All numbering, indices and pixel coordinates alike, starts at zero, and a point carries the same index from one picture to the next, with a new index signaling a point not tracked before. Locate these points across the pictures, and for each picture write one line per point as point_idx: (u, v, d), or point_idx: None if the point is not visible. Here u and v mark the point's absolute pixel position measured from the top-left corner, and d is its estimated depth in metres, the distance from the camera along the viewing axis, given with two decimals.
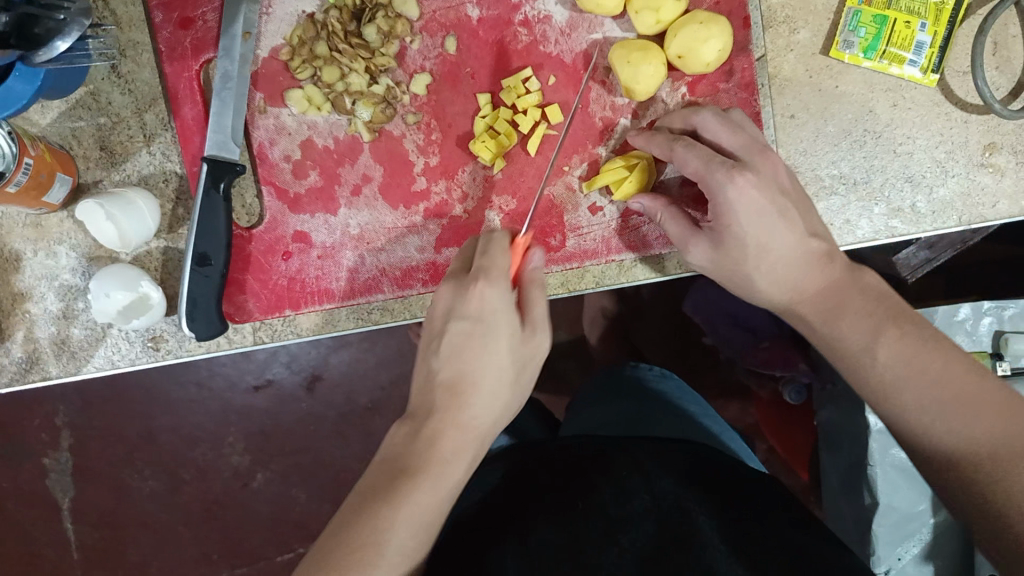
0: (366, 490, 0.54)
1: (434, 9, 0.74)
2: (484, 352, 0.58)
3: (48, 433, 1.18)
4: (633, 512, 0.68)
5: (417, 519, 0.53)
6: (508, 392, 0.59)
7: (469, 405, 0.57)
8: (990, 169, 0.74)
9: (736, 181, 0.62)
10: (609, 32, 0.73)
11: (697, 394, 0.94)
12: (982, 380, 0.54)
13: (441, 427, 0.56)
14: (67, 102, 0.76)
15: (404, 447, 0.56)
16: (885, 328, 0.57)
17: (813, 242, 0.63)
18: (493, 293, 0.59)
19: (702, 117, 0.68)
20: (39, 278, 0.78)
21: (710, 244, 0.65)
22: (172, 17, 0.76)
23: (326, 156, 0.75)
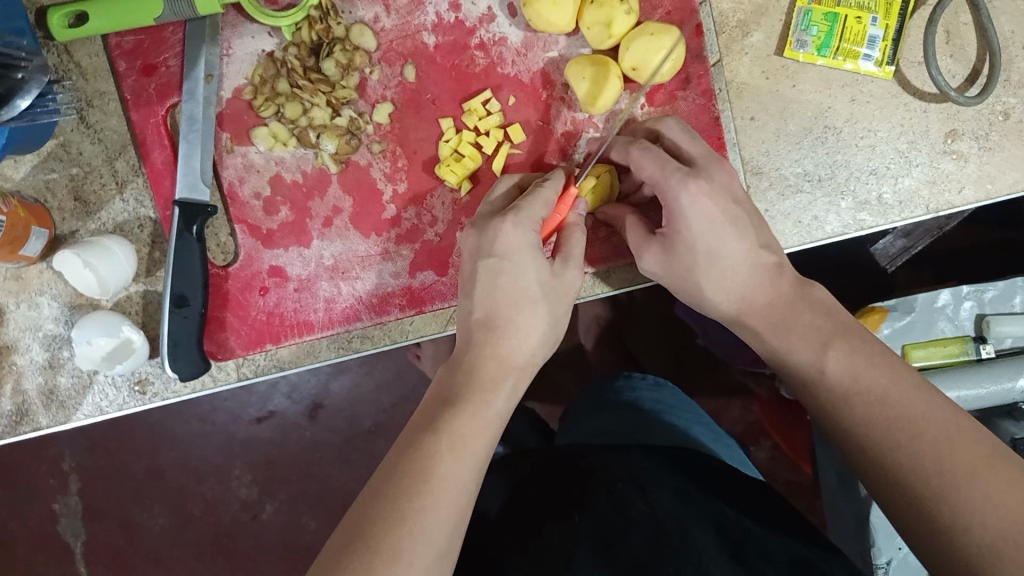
0: (414, 432, 0.57)
1: (392, 38, 0.75)
2: (518, 287, 0.62)
3: (57, 477, 1.18)
4: (635, 509, 0.66)
5: (462, 448, 0.55)
6: (548, 322, 0.63)
7: (506, 339, 0.61)
8: (953, 155, 0.75)
9: (691, 188, 0.63)
10: (564, 49, 0.75)
11: (692, 400, 0.93)
12: (930, 397, 0.55)
13: (478, 365, 0.60)
14: (38, 156, 0.77)
15: (452, 386, 0.60)
16: (833, 343, 0.59)
17: (764, 254, 0.65)
18: (519, 229, 0.62)
19: (667, 125, 0.68)
20: (23, 330, 0.79)
21: (661, 250, 0.67)
22: (136, 64, 0.77)
23: (295, 190, 0.76)
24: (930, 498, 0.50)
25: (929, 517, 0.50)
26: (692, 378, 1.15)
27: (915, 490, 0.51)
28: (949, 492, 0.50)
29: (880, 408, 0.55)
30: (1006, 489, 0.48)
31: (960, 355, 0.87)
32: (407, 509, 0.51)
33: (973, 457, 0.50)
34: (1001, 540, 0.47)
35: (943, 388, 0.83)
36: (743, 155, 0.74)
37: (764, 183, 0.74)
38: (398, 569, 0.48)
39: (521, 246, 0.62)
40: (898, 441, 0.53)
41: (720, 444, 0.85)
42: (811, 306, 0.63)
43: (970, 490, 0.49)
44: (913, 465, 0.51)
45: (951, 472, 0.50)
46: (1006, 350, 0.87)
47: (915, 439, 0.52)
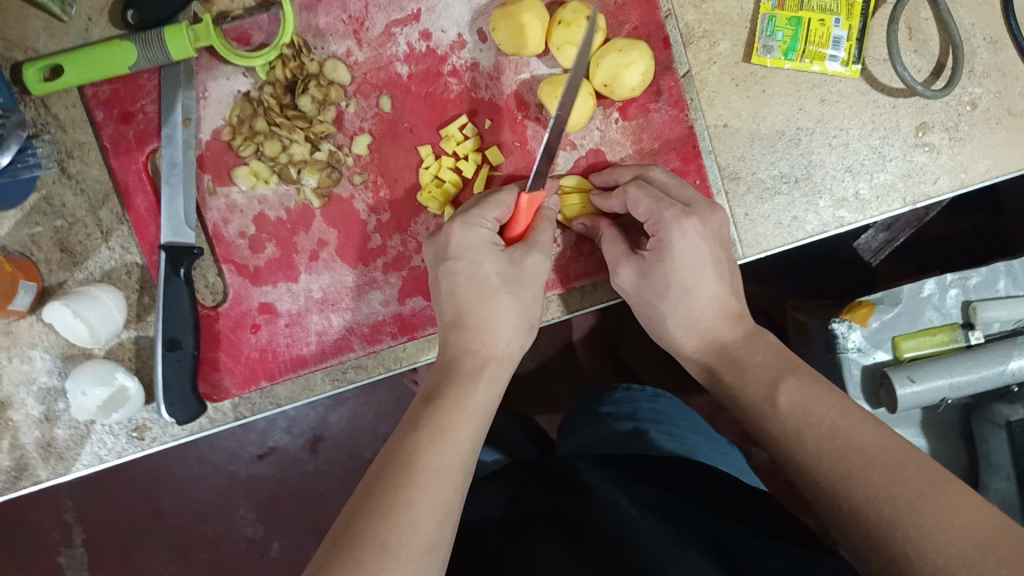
0: (398, 433, 0.59)
1: (365, 71, 0.76)
2: (476, 286, 0.65)
3: (59, 530, 1.17)
4: (631, 517, 0.68)
5: (445, 438, 0.57)
6: (520, 316, 0.66)
7: (473, 333, 0.64)
8: (925, 148, 0.76)
9: (684, 223, 0.66)
10: (536, 70, 0.76)
11: (673, 400, 0.95)
12: (878, 428, 0.56)
13: (453, 367, 0.63)
14: (22, 210, 0.77)
15: (431, 387, 0.62)
16: (783, 380, 0.62)
17: (731, 300, 0.69)
18: (466, 230, 0.65)
19: (655, 172, 0.71)
20: (18, 385, 0.79)
21: (637, 271, 0.69)
22: (113, 113, 0.78)
23: (280, 227, 0.77)
24: (882, 525, 0.51)
25: (886, 545, 0.50)
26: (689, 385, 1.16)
27: (868, 519, 0.51)
28: (902, 516, 0.50)
29: (832, 440, 0.56)
30: (956, 509, 0.49)
31: (950, 343, 0.87)
32: (394, 500, 0.52)
33: (925, 481, 0.51)
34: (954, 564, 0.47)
35: (937, 377, 0.83)
36: (720, 162, 0.76)
37: (742, 187, 0.75)
38: (387, 559, 0.49)
39: (471, 242, 0.65)
40: (847, 471, 0.54)
41: (718, 456, 0.85)
42: (765, 350, 0.66)
43: (923, 512, 0.49)
44: (867, 491, 0.52)
45: (897, 501, 0.51)
46: (994, 334, 0.88)
47: (868, 468, 0.53)
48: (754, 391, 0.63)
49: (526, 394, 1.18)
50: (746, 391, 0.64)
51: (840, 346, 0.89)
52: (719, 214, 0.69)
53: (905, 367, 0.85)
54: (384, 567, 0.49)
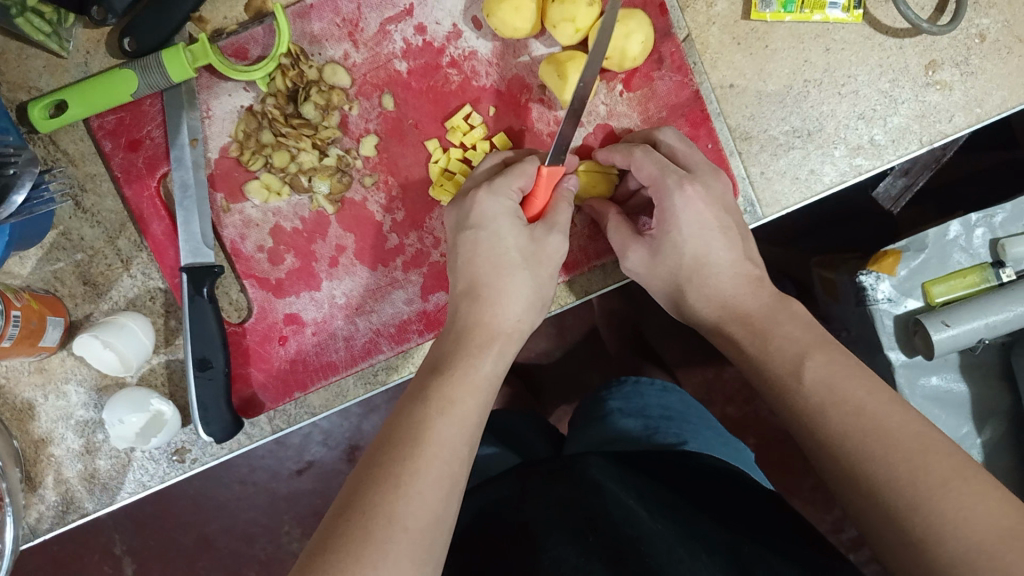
0: (409, 400, 0.58)
1: (365, 71, 0.76)
2: (499, 257, 0.65)
3: (110, 564, 1.18)
4: (649, 525, 0.67)
5: (455, 412, 0.57)
6: (532, 286, 0.66)
7: (487, 305, 0.64)
8: (937, 86, 0.75)
9: (686, 190, 0.66)
10: (535, 51, 0.76)
11: (684, 393, 0.94)
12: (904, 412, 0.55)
13: (463, 339, 0.63)
14: (42, 248, 0.78)
15: (442, 357, 0.62)
16: (810, 354, 0.60)
17: (748, 265, 0.69)
18: (491, 201, 0.65)
19: (665, 132, 0.72)
20: (56, 421, 0.80)
21: (648, 250, 0.70)
22: (120, 142, 0.78)
23: (297, 237, 0.77)
24: (904, 508, 0.51)
25: (905, 529, 0.50)
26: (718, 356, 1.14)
27: (890, 501, 0.52)
28: (922, 502, 0.50)
29: (856, 419, 0.55)
30: (979, 501, 0.49)
31: (981, 284, 0.86)
32: (404, 467, 0.52)
33: (947, 467, 0.51)
34: (974, 551, 0.47)
35: (974, 319, 0.81)
36: (730, 123, 0.75)
37: (756, 147, 0.75)
38: (396, 529, 0.49)
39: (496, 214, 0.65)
40: (871, 451, 0.54)
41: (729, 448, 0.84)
42: (790, 320, 0.64)
43: (945, 499, 0.49)
44: (890, 471, 0.52)
45: (925, 484, 0.51)
46: None
47: (890, 450, 0.53)
48: (779, 366, 0.61)
49: (556, 382, 1.17)
50: (771, 364, 0.62)
51: (870, 299, 0.88)
52: (722, 180, 0.69)
53: (939, 312, 0.83)
54: (392, 538, 0.48)
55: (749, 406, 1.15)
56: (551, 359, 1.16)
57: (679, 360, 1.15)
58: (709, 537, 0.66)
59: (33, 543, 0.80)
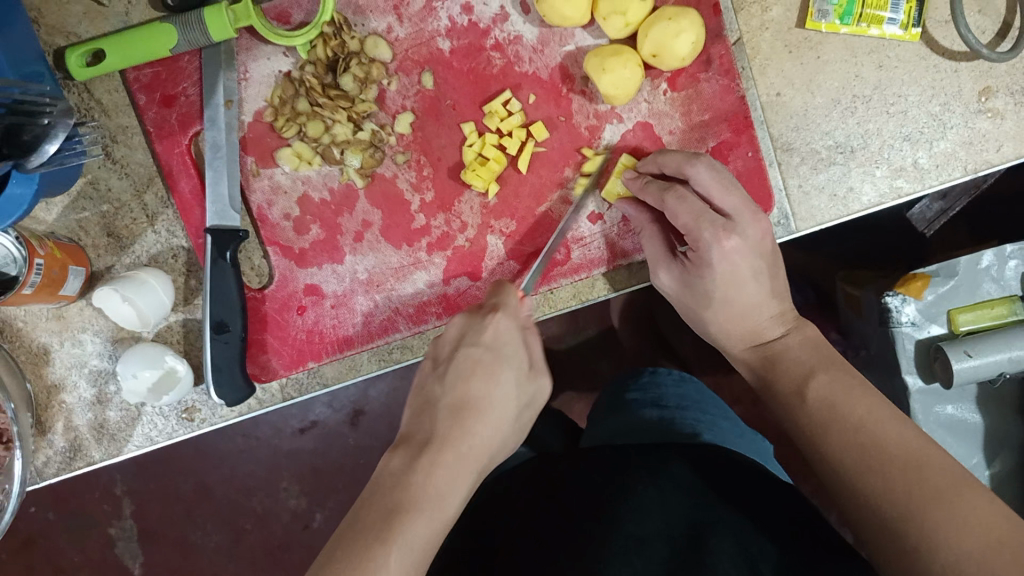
0: (368, 514, 0.57)
1: (407, 47, 0.75)
2: (492, 381, 0.65)
3: (109, 503, 1.18)
4: (650, 530, 0.69)
5: (411, 559, 0.54)
6: (510, 425, 0.66)
7: (470, 433, 0.63)
8: (989, 114, 0.73)
9: (723, 245, 0.67)
10: (581, 41, 0.74)
11: (710, 390, 0.93)
12: (902, 425, 0.58)
13: (436, 462, 0.60)
14: (68, 196, 0.77)
15: (435, 430, 0.63)
16: (816, 373, 0.65)
17: (774, 304, 0.70)
18: (503, 324, 0.67)
19: (697, 170, 0.68)
20: (69, 368, 0.80)
21: (679, 277, 0.72)
22: (155, 96, 0.78)
23: (324, 208, 0.76)
24: (898, 520, 0.53)
25: (899, 536, 0.53)
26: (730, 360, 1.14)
27: (886, 513, 0.54)
28: (915, 513, 0.52)
29: (854, 434, 0.58)
30: (971, 514, 0.50)
31: (1008, 317, 0.85)
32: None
33: (942, 481, 0.53)
34: (964, 561, 0.49)
35: (997, 351, 0.80)
36: (773, 132, 0.74)
37: (796, 159, 0.74)
38: None
39: (508, 341, 0.67)
40: (870, 465, 0.56)
41: (744, 441, 0.84)
42: (800, 344, 0.69)
43: (938, 512, 0.51)
44: (888, 485, 0.55)
45: (922, 494, 0.53)
46: None
47: (887, 463, 0.56)
48: (786, 385, 0.66)
49: (565, 369, 1.17)
50: (779, 383, 0.67)
51: (893, 321, 0.87)
52: (762, 226, 0.69)
53: (962, 341, 0.82)
54: None
55: (756, 409, 1.15)
56: (564, 346, 1.15)
57: (691, 359, 1.14)
58: (714, 521, 0.69)
59: (39, 486, 0.81)
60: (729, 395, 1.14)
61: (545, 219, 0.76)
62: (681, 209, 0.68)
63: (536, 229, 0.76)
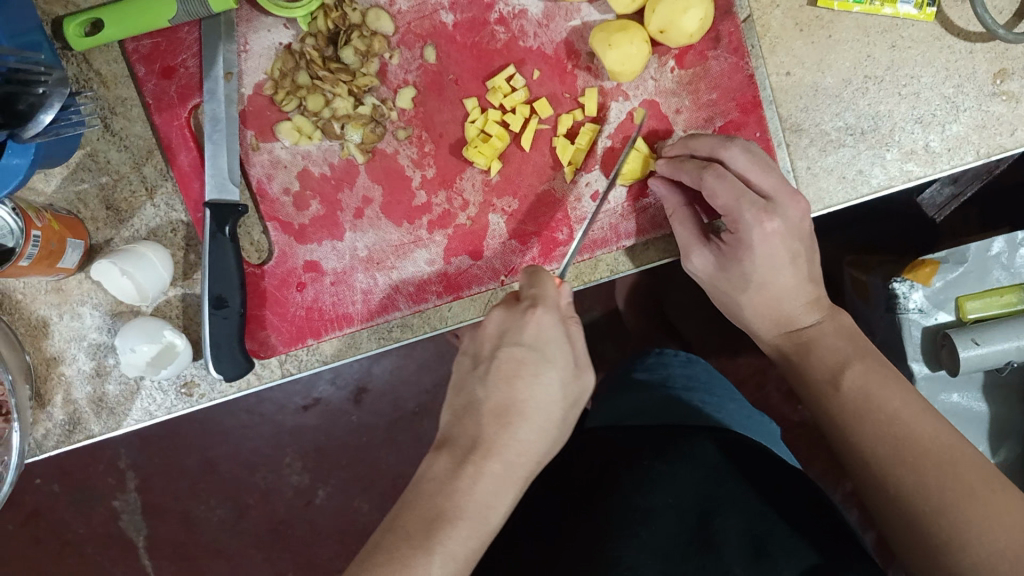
0: (410, 520, 0.58)
1: (409, 20, 0.73)
2: (535, 383, 0.63)
3: (114, 476, 1.19)
4: (657, 504, 0.69)
5: (452, 569, 0.56)
6: (558, 423, 0.65)
7: (511, 435, 0.62)
8: (1003, 96, 0.72)
9: (765, 226, 0.65)
10: (587, 16, 0.73)
11: (719, 373, 0.92)
12: (936, 421, 0.58)
13: (482, 470, 0.60)
14: (68, 167, 0.77)
15: (476, 431, 0.62)
16: (851, 364, 0.64)
17: (808, 288, 0.69)
18: (546, 322, 0.65)
19: (732, 153, 0.67)
20: (68, 341, 0.80)
21: (714, 260, 0.70)
22: (154, 68, 0.77)
23: (324, 183, 0.75)
24: (928, 514, 0.53)
25: (928, 530, 0.53)
26: (736, 342, 1.13)
27: (915, 507, 0.54)
28: (948, 509, 0.53)
29: (888, 426, 0.58)
30: (1005, 511, 0.51)
31: (1018, 305, 0.83)
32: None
33: (975, 477, 0.53)
34: (996, 559, 0.50)
35: (1005, 339, 0.79)
36: (781, 113, 0.72)
37: (805, 140, 0.72)
38: None
39: (551, 341, 0.64)
40: (902, 458, 0.56)
41: (753, 424, 0.83)
42: (836, 331, 0.68)
43: (971, 509, 0.52)
44: (920, 479, 0.54)
45: (954, 491, 0.53)
46: None
47: (918, 456, 0.55)
48: (820, 373, 0.65)
49: None
50: (813, 370, 0.66)
51: (900, 306, 0.86)
52: (801, 208, 0.67)
53: (970, 329, 0.81)
54: None
55: (761, 392, 1.14)
56: None
57: (697, 342, 1.13)
58: (722, 505, 0.68)
59: (38, 458, 0.81)
60: (734, 379, 1.13)
61: (548, 197, 0.75)
62: (721, 187, 0.66)
63: (538, 208, 0.75)
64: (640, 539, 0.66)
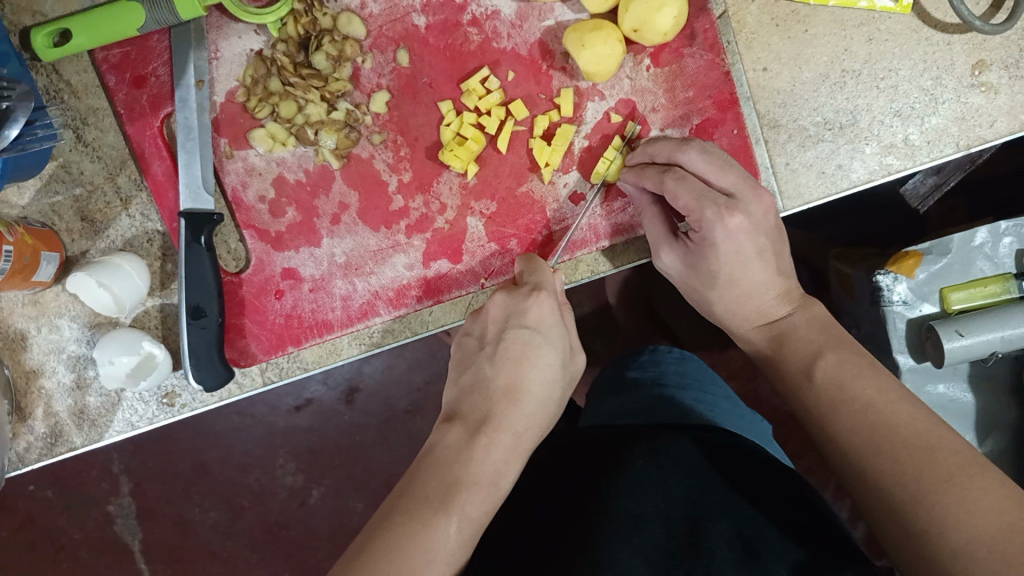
0: (425, 485, 0.58)
1: (381, 23, 0.73)
2: (538, 364, 0.66)
3: (108, 481, 1.18)
4: (648, 509, 0.68)
5: (468, 531, 0.57)
6: (554, 405, 0.68)
7: (520, 412, 0.65)
8: (982, 88, 0.71)
9: (726, 223, 0.65)
10: (561, 16, 0.72)
11: (711, 370, 0.92)
12: (912, 407, 0.57)
13: (493, 441, 0.62)
14: (41, 179, 0.76)
15: (489, 407, 0.64)
16: (824, 355, 0.64)
17: (777, 281, 0.69)
18: (547, 304, 0.67)
19: (689, 155, 0.67)
20: (47, 354, 0.79)
21: (683, 258, 0.70)
22: (125, 77, 0.76)
23: (300, 190, 0.75)
24: (907, 502, 0.52)
25: (908, 519, 0.52)
26: (725, 336, 1.12)
27: (894, 496, 0.53)
28: (924, 496, 0.52)
29: (864, 416, 0.58)
30: (982, 497, 0.50)
31: (1002, 295, 0.83)
32: (417, 560, 0.53)
33: (953, 465, 0.52)
34: (974, 543, 0.48)
35: (989, 331, 0.78)
36: (759, 109, 0.72)
37: (783, 136, 0.72)
38: None
39: (553, 324, 0.67)
40: (878, 447, 0.56)
41: (744, 421, 0.83)
42: (808, 324, 0.67)
43: (946, 494, 0.51)
44: (897, 469, 0.54)
45: (931, 479, 0.52)
46: None
47: (896, 446, 0.55)
48: (794, 367, 0.65)
49: None
50: (786, 364, 0.66)
51: (884, 299, 0.86)
52: (764, 203, 0.67)
53: (954, 322, 0.80)
54: None
55: (752, 384, 1.14)
56: None
57: (686, 336, 1.13)
58: (715, 507, 0.68)
59: (19, 472, 0.80)
60: (723, 372, 1.13)
61: (526, 199, 0.74)
62: (681, 189, 0.65)
63: (516, 210, 0.75)
64: (633, 546, 0.65)
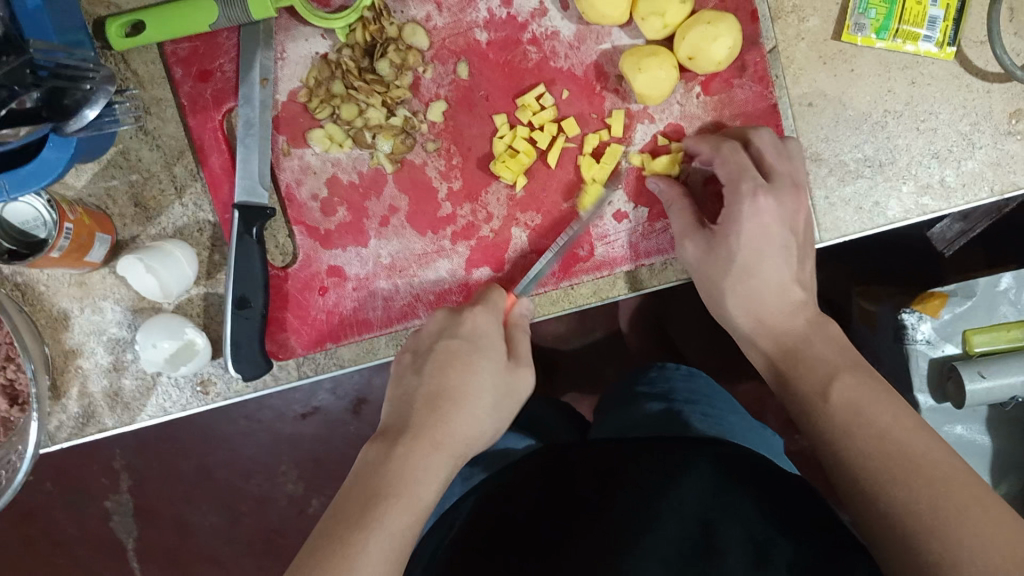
0: (348, 502, 0.58)
1: (444, 36, 0.75)
2: (468, 371, 0.66)
3: (107, 476, 1.17)
4: (661, 513, 0.64)
5: (389, 547, 0.55)
6: (490, 413, 0.67)
7: (437, 418, 0.64)
8: (1018, 136, 0.74)
9: (756, 200, 0.68)
10: (617, 41, 0.75)
11: (722, 389, 0.93)
12: (929, 438, 0.59)
13: (410, 450, 0.61)
14: (99, 163, 0.78)
15: (408, 419, 0.64)
16: (838, 376, 0.64)
17: (795, 289, 0.70)
18: (484, 320, 0.70)
19: (760, 135, 0.72)
20: (88, 334, 0.81)
21: (704, 243, 0.71)
22: (191, 71, 0.78)
23: (352, 191, 0.77)
24: (920, 529, 0.53)
25: (919, 548, 0.53)
26: (738, 369, 1.14)
27: (905, 523, 0.54)
28: (937, 524, 0.52)
29: (880, 441, 0.59)
30: (992, 528, 0.51)
31: None
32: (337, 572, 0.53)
33: (964, 496, 0.53)
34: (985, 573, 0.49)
35: (1011, 374, 0.81)
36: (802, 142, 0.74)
37: (824, 169, 0.74)
38: None
39: (486, 334, 0.69)
40: (892, 474, 0.57)
41: (755, 435, 0.85)
42: (824, 341, 0.68)
43: (958, 525, 0.52)
44: (909, 497, 0.55)
45: (944, 508, 0.53)
46: None
47: (909, 473, 0.56)
48: (809, 385, 0.65)
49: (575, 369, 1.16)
50: (800, 383, 0.66)
51: (908, 338, 0.88)
52: (800, 202, 0.70)
53: (976, 363, 0.82)
54: None
55: (760, 419, 1.15)
56: (571, 347, 1.14)
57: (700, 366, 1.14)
58: (735, 515, 0.64)
59: (50, 449, 0.82)
60: None
61: (570, 214, 0.77)
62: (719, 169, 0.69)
63: (560, 224, 0.77)
64: (644, 549, 0.61)
